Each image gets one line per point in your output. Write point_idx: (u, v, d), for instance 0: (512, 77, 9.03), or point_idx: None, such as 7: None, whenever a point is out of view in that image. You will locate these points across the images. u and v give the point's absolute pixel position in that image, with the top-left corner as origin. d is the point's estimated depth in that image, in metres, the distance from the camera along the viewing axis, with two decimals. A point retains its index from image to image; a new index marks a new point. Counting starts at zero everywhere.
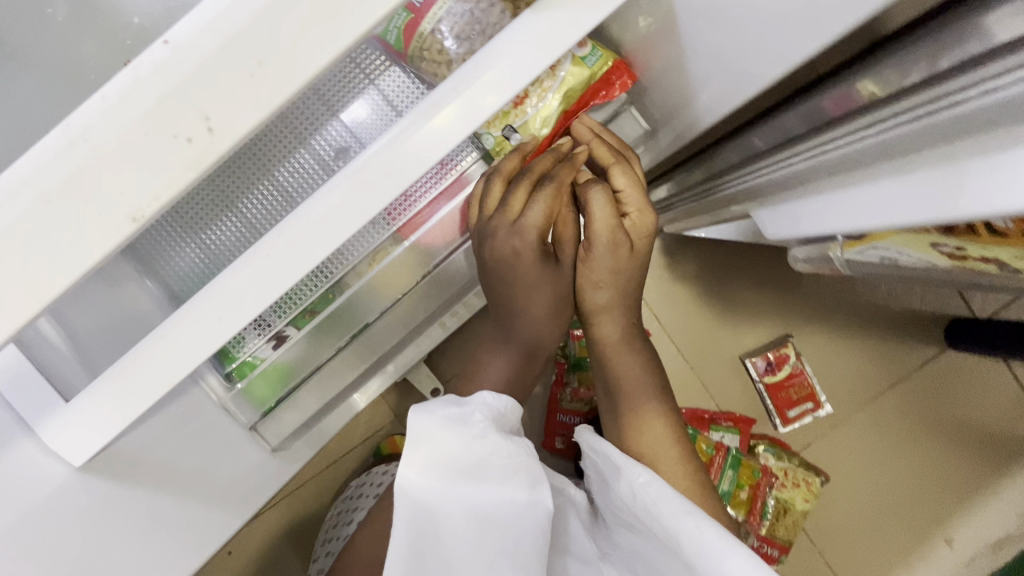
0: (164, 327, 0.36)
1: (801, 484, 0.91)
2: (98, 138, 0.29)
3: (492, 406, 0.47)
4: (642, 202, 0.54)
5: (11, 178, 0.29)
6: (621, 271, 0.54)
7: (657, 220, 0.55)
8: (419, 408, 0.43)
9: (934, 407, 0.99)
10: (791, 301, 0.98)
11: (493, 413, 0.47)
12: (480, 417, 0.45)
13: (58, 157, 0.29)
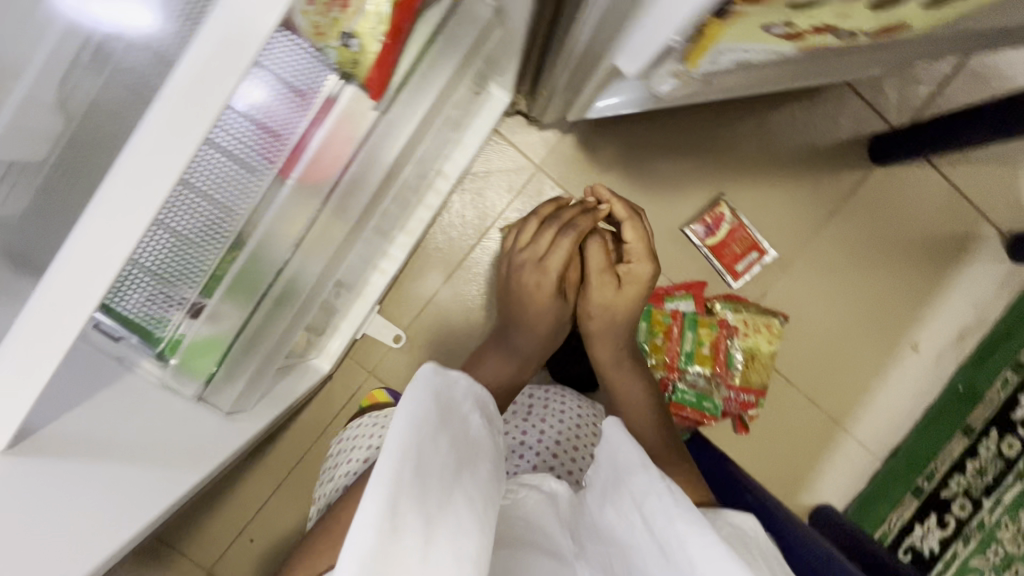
0: (36, 300, 0.38)
1: (761, 329, 0.95)
2: None
3: (478, 387, 0.53)
4: (641, 253, 0.80)
5: None
6: (613, 302, 0.80)
7: (651, 269, 0.81)
8: (432, 368, 0.49)
9: (873, 227, 1.03)
10: (716, 161, 0.99)
11: (474, 393, 0.52)
12: (470, 388, 0.52)
13: None
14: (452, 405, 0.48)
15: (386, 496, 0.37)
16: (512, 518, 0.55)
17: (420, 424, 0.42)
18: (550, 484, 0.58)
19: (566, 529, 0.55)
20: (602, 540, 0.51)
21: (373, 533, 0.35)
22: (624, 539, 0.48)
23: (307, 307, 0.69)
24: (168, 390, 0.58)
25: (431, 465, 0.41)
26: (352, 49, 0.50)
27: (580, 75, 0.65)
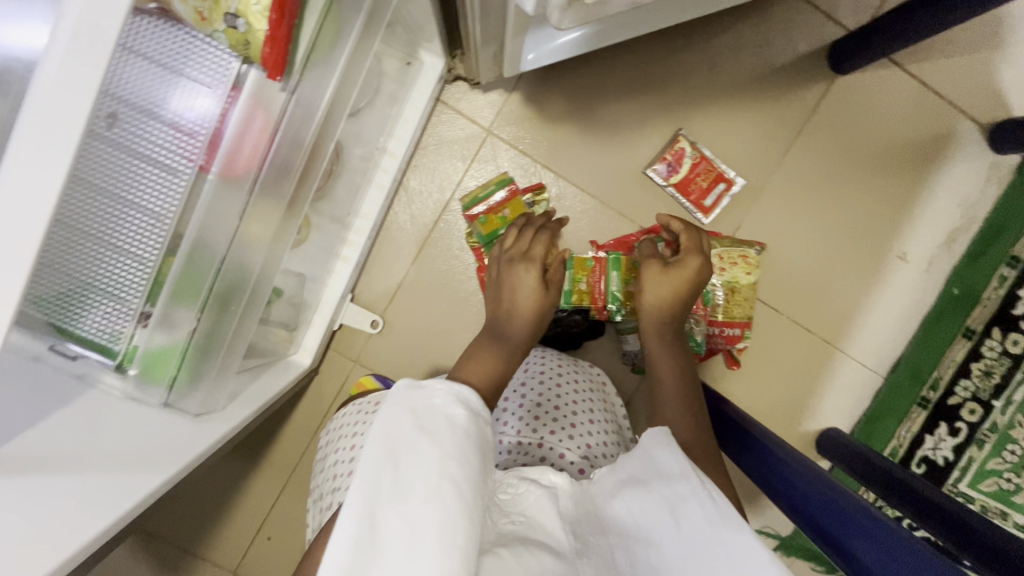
0: None
1: (738, 261, 0.93)
2: None
3: (458, 390, 0.49)
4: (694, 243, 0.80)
5: None
6: (667, 279, 0.77)
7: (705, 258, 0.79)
8: (404, 384, 0.48)
9: (842, 139, 0.99)
10: (670, 96, 0.95)
11: (459, 398, 0.49)
12: (451, 395, 0.49)
13: None
14: (430, 416, 0.46)
15: (360, 507, 0.41)
16: (512, 514, 0.51)
17: (391, 443, 0.44)
18: (551, 477, 0.54)
19: (569, 527, 0.50)
20: (613, 538, 0.48)
21: (349, 540, 0.39)
22: (646, 538, 0.46)
23: (256, 297, 0.68)
24: (133, 401, 0.58)
25: (406, 481, 0.43)
26: (241, 31, 0.49)
27: (494, 23, 0.62)
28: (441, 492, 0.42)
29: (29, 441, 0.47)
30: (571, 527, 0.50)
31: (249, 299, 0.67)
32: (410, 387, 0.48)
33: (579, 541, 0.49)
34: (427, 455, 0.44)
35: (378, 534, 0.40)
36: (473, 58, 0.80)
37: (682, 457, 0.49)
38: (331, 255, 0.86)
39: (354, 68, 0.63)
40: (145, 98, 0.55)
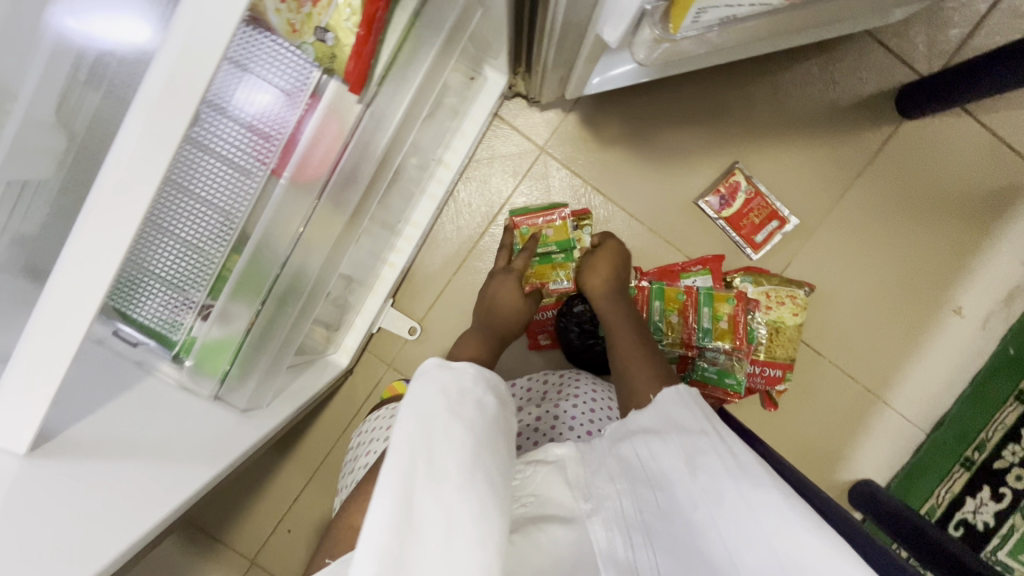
0: (40, 305, 0.40)
1: (785, 301, 0.91)
2: None
3: (481, 371, 0.48)
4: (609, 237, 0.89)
5: None
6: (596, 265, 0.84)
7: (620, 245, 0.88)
8: (441, 362, 0.46)
9: (902, 187, 0.97)
10: (729, 130, 0.94)
11: (480, 379, 0.47)
12: (474, 375, 0.47)
13: None
14: (464, 400, 0.44)
15: (396, 480, 0.36)
16: (522, 495, 0.50)
17: (429, 419, 0.41)
18: (554, 452, 0.53)
19: (578, 497, 0.50)
20: (621, 489, 0.49)
21: (388, 522, 0.34)
22: (653, 486, 0.48)
23: (311, 304, 0.71)
24: (186, 392, 0.60)
25: (443, 458, 0.39)
26: (328, 45, 0.51)
27: (569, 50, 0.63)
28: (474, 476, 0.40)
29: (92, 427, 0.48)
30: (582, 495, 0.50)
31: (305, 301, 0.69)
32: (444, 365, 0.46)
33: (592, 504, 0.49)
34: (460, 435, 0.41)
35: (415, 515, 0.35)
36: (537, 79, 0.80)
37: (699, 413, 0.50)
38: (383, 265, 0.89)
39: (426, 86, 0.64)
40: (218, 92, 0.55)
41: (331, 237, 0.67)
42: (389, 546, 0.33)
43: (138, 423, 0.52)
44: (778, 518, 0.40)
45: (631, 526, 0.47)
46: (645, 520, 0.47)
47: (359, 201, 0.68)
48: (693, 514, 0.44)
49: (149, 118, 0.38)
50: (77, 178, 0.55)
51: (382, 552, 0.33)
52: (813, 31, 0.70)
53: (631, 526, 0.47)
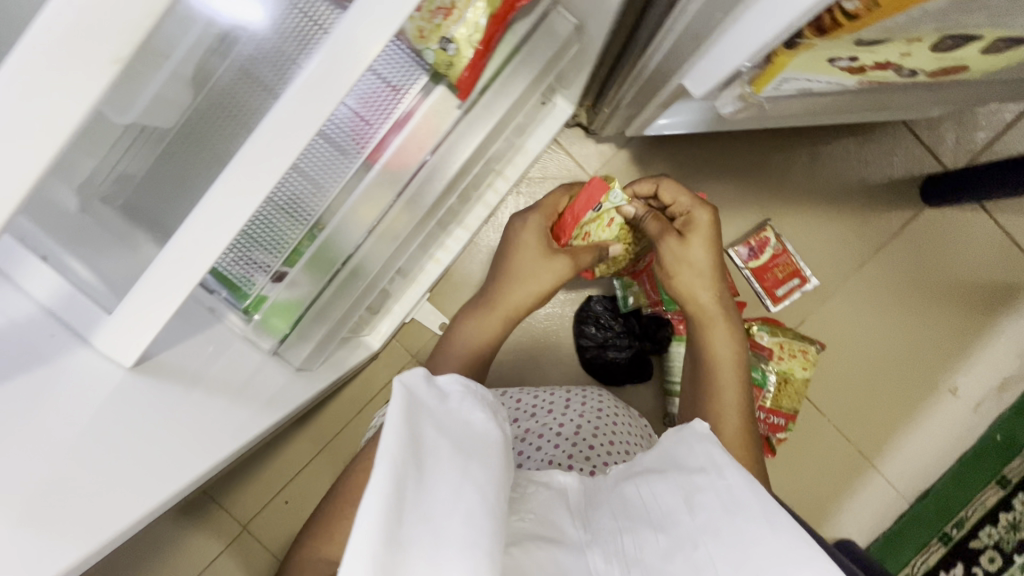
0: (176, 237, 0.45)
1: (797, 354, 0.96)
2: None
3: (463, 380, 0.43)
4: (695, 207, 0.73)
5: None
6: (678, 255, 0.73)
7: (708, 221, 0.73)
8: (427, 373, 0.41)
9: (917, 268, 1.04)
10: (765, 189, 1.01)
11: (458, 388, 0.42)
12: (455, 387, 0.42)
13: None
14: (456, 417, 0.40)
15: (387, 486, 0.31)
16: (522, 510, 0.47)
17: (412, 439, 0.34)
18: (560, 478, 0.52)
19: (576, 523, 0.48)
20: (626, 525, 0.44)
21: (375, 536, 0.29)
22: (654, 526, 0.43)
23: (372, 285, 0.76)
24: (249, 343, 0.64)
25: (428, 487, 0.33)
26: (449, 53, 0.57)
27: (647, 93, 0.69)
28: (463, 496, 0.34)
29: (177, 357, 0.52)
30: (585, 525, 0.47)
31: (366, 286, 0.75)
32: (428, 376, 0.41)
33: (591, 533, 0.46)
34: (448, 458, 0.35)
35: (403, 530, 0.31)
36: (603, 113, 0.86)
37: (703, 448, 0.47)
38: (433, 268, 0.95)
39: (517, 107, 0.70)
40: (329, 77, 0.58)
41: (404, 229, 0.72)
42: (382, 547, 0.29)
43: (211, 363, 0.56)
44: (782, 561, 0.37)
45: (637, 566, 0.41)
46: (648, 559, 0.42)
47: (436, 200, 0.73)
48: (691, 553, 0.40)
49: (307, 92, 0.44)
50: (196, 133, 0.64)
51: (370, 571, 0.28)
52: (864, 112, 0.77)
53: (636, 564, 0.42)
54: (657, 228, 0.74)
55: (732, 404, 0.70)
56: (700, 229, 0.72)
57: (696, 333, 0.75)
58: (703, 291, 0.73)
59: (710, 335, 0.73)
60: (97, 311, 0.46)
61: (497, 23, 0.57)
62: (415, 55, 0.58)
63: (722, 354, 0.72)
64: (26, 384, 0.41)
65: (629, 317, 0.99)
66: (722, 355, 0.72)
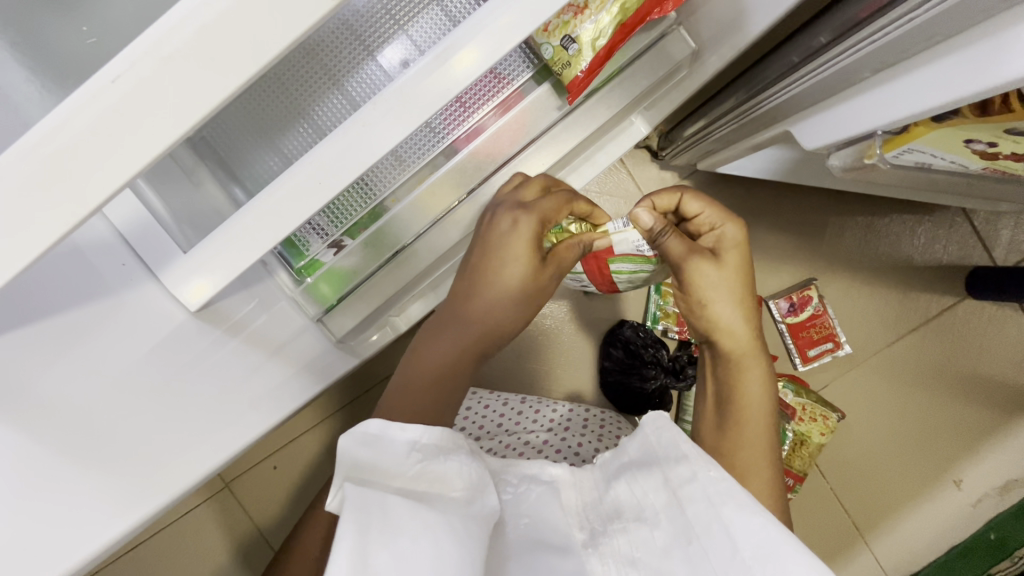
0: (272, 189, 0.41)
1: (818, 418, 0.95)
2: (106, 104, 0.26)
3: (429, 434, 0.39)
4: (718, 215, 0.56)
5: (69, 114, 0.26)
6: (717, 281, 0.54)
7: (740, 227, 0.56)
8: (376, 423, 0.38)
9: (948, 354, 1.03)
10: (817, 249, 1.01)
11: (424, 447, 0.38)
12: (418, 449, 0.38)
13: (96, 92, 0.26)
14: (428, 479, 0.38)
15: (351, 545, 0.31)
16: (516, 515, 0.42)
17: (371, 497, 0.34)
18: (550, 470, 0.45)
19: (580, 530, 0.42)
20: (620, 524, 0.41)
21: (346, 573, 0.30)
22: (647, 520, 0.40)
23: (428, 275, 0.71)
24: (295, 306, 0.59)
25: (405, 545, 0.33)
26: (569, 53, 0.55)
27: (741, 132, 0.68)
28: (437, 530, 0.34)
29: (232, 307, 0.49)
30: (583, 522, 0.43)
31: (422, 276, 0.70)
32: (379, 429, 0.38)
33: (589, 534, 0.42)
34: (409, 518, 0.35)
35: (372, 562, 0.31)
36: (679, 142, 0.85)
37: (669, 440, 0.42)
38: None
39: (610, 122, 0.68)
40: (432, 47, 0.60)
41: (474, 228, 0.67)
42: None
43: (263, 321, 0.53)
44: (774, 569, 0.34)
45: (636, 567, 0.39)
46: (642, 557, 0.39)
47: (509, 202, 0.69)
48: (686, 549, 0.38)
49: (434, 63, 0.41)
50: (287, 84, 0.60)
51: None
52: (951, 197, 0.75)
53: (633, 563, 0.39)
54: (682, 248, 0.54)
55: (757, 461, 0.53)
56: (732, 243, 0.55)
57: (716, 369, 0.58)
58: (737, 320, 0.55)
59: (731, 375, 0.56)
60: (169, 248, 0.43)
61: (624, 32, 0.54)
62: (528, 53, 0.59)
63: (744, 391, 0.56)
64: (90, 315, 0.40)
65: (659, 348, 0.97)
66: (753, 403, 0.55)
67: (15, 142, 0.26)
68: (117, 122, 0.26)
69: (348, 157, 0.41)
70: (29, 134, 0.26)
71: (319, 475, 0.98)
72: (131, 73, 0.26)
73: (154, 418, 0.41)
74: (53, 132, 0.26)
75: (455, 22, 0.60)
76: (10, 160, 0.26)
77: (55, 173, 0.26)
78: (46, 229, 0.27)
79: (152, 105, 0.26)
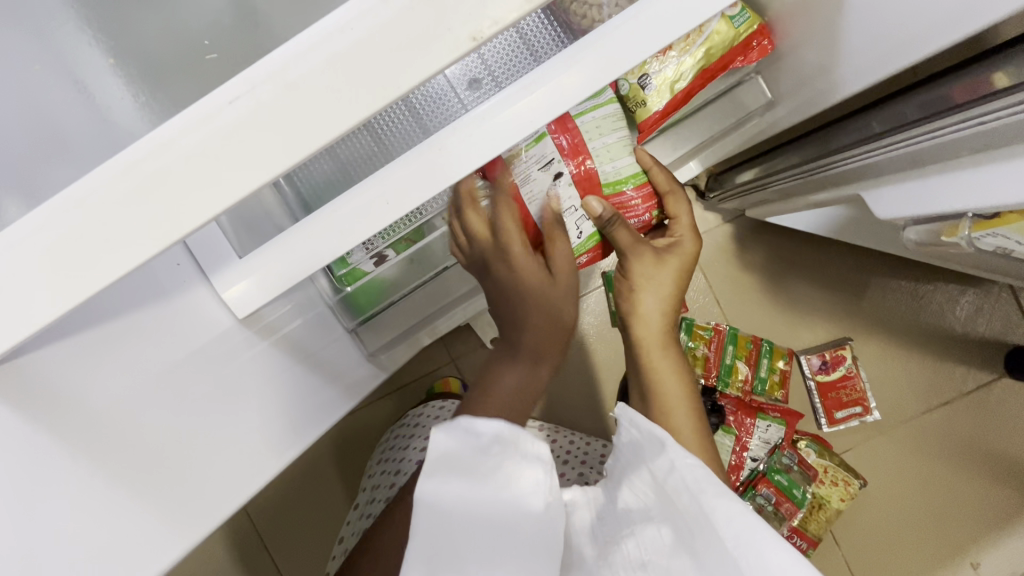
0: (337, 202, 0.40)
1: (839, 482, 0.92)
2: (222, 126, 0.26)
3: (512, 427, 0.29)
4: (687, 226, 0.60)
5: (181, 130, 0.26)
6: (659, 275, 0.57)
7: (699, 245, 0.60)
8: (454, 419, 0.29)
9: (978, 433, 0.99)
10: (854, 309, 0.98)
11: (507, 440, 0.29)
12: (502, 442, 0.29)
13: (212, 115, 0.26)
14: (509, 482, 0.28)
15: None
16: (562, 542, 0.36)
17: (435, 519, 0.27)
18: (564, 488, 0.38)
19: (591, 543, 0.34)
20: (628, 528, 0.32)
21: None
22: (653, 519, 0.31)
23: (462, 298, 0.69)
24: (332, 313, 0.59)
25: None
26: (646, 92, 0.55)
27: (803, 188, 0.66)
28: None
29: (273, 315, 0.48)
30: (595, 536, 0.35)
31: (456, 298, 0.68)
32: (461, 420, 0.29)
33: (600, 548, 0.33)
34: None
35: None
36: (729, 188, 0.83)
37: (645, 426, 0.35)
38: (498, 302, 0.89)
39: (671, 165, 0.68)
40: (509, 78, 0.58)
41: None
42: None
43: (298, 329, 0.51)
44: (752, 554, 0.26)
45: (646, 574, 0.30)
46: (653, 562, 0.30)
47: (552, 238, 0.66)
48: (688, 546, 0.29)
49: (523, 94, 0.40)
50: None
51: None
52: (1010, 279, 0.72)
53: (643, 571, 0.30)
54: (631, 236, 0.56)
55: (682, 421, 0.51)
56: (684, 249, 0.59)
57: (634, 361, 0.58)
58: (659, 311, 0.57)
59: (649, 359, 0.56)
60: (226, 252, 0.42)
61: (703, 78, 0.56)
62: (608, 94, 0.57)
63: (666, 365, 0.55)
64: (142, 318, 0.38)
65: None
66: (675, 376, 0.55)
67: (119, 153, 0.26)
68: (231, 144, 0.26)
69: (416, 181, 0.40)
70: (135, 144, 0.26)
71: (322, 486, 0.92)
72: (247, 97, 0.26)
73: (183, 430, 0.39)
74: (162, 143, 0.26)
75: (532, 54, 0.58)
76: (112, 168, 0.26)
77: (155, 186, 0.26)
78: (136, 245, 0.26)
79: (264, 127, 0.26)
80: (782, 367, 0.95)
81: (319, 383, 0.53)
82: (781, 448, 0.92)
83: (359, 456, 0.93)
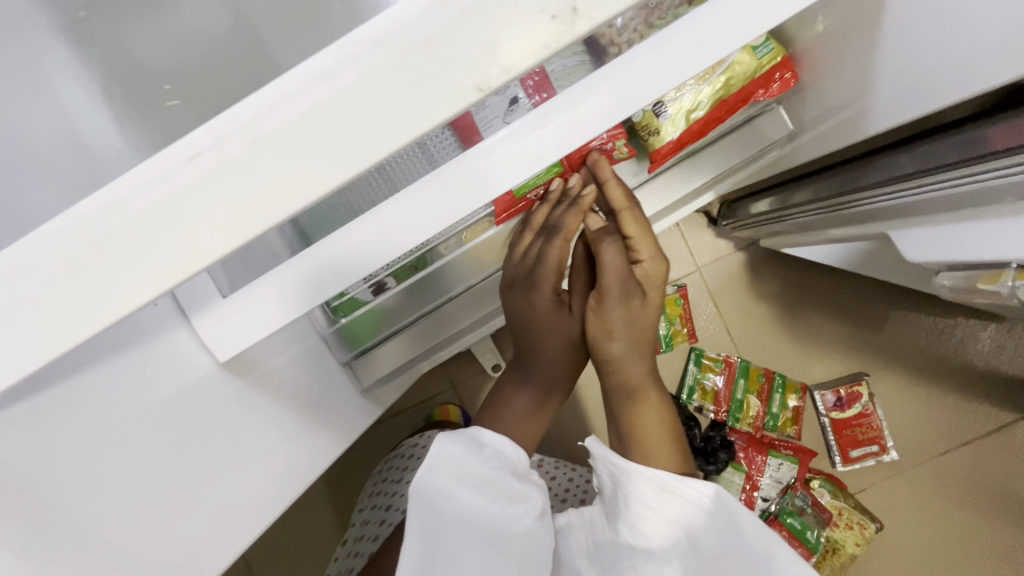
0: (332, 241, 0.37)
1: (854, 526, 0.87)
2: (184, 179, 0.23)
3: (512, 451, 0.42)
4: (655, 250, 0.50)
5: (138, 187, 0.24)
6: (636, 319, 0.49)
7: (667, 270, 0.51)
8: (465, 435, 0.40)
9: (1002, 477, 0.94)
10: (869, 342, 0.95)
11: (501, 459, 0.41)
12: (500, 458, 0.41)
13: (173, 168, 0.23)
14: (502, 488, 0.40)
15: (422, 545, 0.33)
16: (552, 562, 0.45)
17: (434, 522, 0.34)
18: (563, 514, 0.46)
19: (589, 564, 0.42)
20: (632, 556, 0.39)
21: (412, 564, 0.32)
22: (656, 555, 0.38)
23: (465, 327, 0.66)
24: (325, 345, 0.56)
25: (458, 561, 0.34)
26: (660, 120, 0.52)
27: (825, 222, 0.63)
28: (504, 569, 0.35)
29: (260, 354, 0.45)
30: (594, 559, 0.43)
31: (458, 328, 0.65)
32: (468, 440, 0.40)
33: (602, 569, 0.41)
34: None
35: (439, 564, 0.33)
36: (743, 218, 0.80)
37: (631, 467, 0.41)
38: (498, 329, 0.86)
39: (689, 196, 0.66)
40: None
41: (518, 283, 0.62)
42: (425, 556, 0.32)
43: (287, 367, 0.48)
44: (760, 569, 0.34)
45: None
46: None
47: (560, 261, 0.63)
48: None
49: (532, 129, 0.36)
50: None
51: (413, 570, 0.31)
52: None
53: None
54: (622, 268, 0.48)
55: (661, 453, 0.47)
56: (656, 279, 0.50)
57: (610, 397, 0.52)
58: (631, 348, 0.50)
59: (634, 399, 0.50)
60: (211, 291, 0.39)
61: (722, 109, 0.53)
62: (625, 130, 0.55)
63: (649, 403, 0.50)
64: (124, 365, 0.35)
65: (692, 427, 0.89)
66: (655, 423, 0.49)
67: (71, 209, 0.24)
68: (195, 198, 0.24)
69: (414, 220, 0.37)
70: (88, 201, 0.24)
71: (314, 521, 0.89)
72: (215, 144, 0.23)
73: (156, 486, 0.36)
74: (117, 199, 0.23)
75: None
76: (53, 234, 0.23)
77: (108, 251, 0.24)
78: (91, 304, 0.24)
79: (236, 176, 0.24)
80: (795, 403, 0.92)
81: (308, 423, 0.50)
82: (794, 488, 0.88)
83: (352, 487, 0.89)
